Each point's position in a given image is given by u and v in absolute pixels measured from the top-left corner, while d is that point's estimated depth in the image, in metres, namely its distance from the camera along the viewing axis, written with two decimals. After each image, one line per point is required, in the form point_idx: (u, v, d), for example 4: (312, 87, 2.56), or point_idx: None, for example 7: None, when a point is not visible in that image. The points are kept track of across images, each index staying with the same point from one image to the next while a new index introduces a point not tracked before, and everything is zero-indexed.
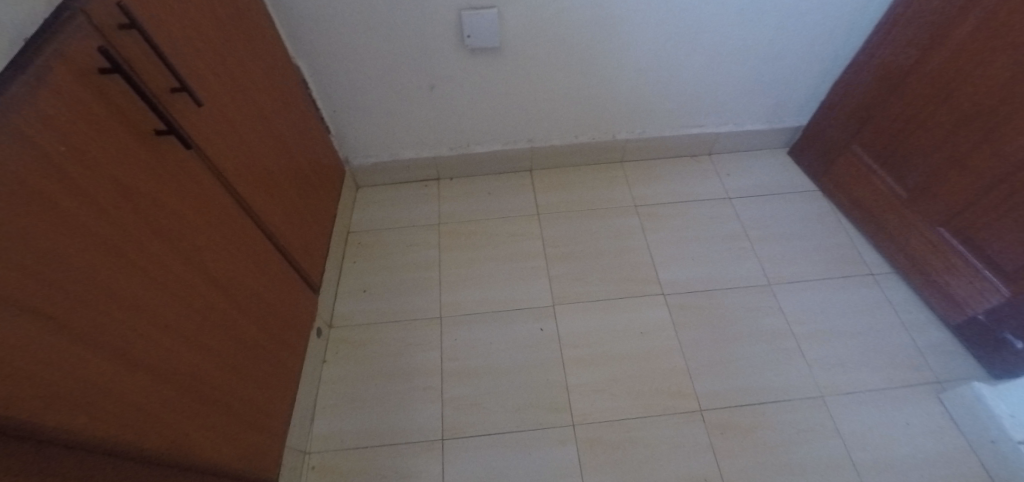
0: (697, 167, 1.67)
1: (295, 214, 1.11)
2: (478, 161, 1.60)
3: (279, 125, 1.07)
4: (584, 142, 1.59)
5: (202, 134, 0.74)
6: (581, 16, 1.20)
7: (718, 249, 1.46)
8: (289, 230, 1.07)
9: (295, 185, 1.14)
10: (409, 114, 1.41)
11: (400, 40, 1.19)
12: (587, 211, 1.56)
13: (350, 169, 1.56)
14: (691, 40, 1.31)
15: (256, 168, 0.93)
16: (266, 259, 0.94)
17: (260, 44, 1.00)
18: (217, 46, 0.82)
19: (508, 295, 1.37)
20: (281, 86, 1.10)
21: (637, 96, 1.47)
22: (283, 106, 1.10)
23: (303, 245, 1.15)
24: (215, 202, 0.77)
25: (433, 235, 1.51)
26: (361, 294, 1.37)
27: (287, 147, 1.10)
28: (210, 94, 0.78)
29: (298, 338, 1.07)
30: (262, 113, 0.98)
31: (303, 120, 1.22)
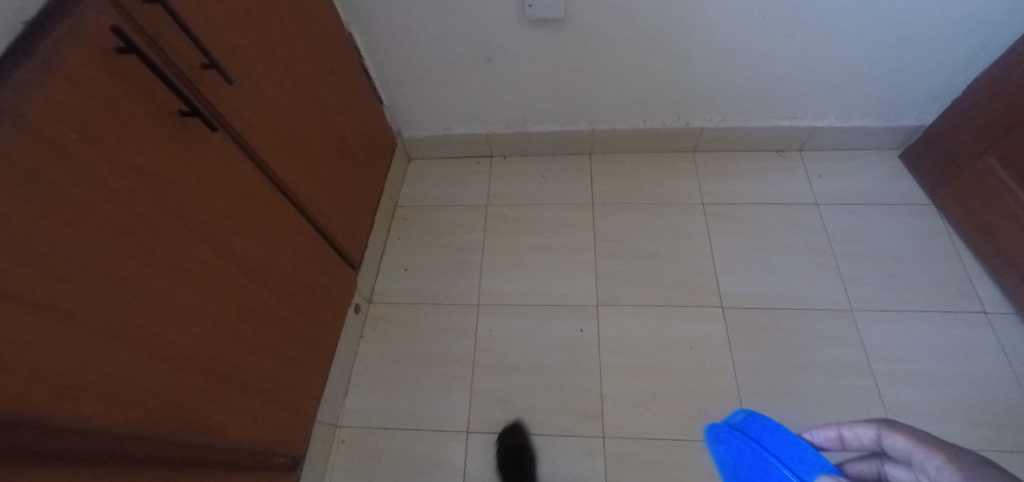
0: (783, 165, 1.46)
1: (335, 192, 1.10)
2: (534, 141, 1.50)
3: (323, 100, 1.03)
4: (652, 128, 1.43)
5: (232, 115, 0.72)
6: None
7: (795, 261, 1.28)
8: (328, 208, 1.06)
9: (338, 161, 1.12)
10: (462, 88, 1.33)
11: (456, 7, 1.08)
12: (647, 204, 1.42)
13: (402, 141, 1.52)
14: (797, 18, 1.09)
15: (294, 146, 0.91)
16: (302, 240, 0.94)
17: (308, 11, 0.96)
18: (257, 17, 0.77)
19: (551, 289, 1.30)
20: (329, 56, 1.06)
21: (721, 80, 1.27)
22: (329, 79, 1.06)
23: (344, 223, 1.14)
24: (246, 184, 0.75)
25: (480, 217, 1.45)
26: (402, 273, 1.37)
27: (331, 121, 1.07)
28: (245, 70, 0.75)
29: (332, 316, 1.09)
30: (305, 87, 0.95)
31: (352, 92, 1.18)
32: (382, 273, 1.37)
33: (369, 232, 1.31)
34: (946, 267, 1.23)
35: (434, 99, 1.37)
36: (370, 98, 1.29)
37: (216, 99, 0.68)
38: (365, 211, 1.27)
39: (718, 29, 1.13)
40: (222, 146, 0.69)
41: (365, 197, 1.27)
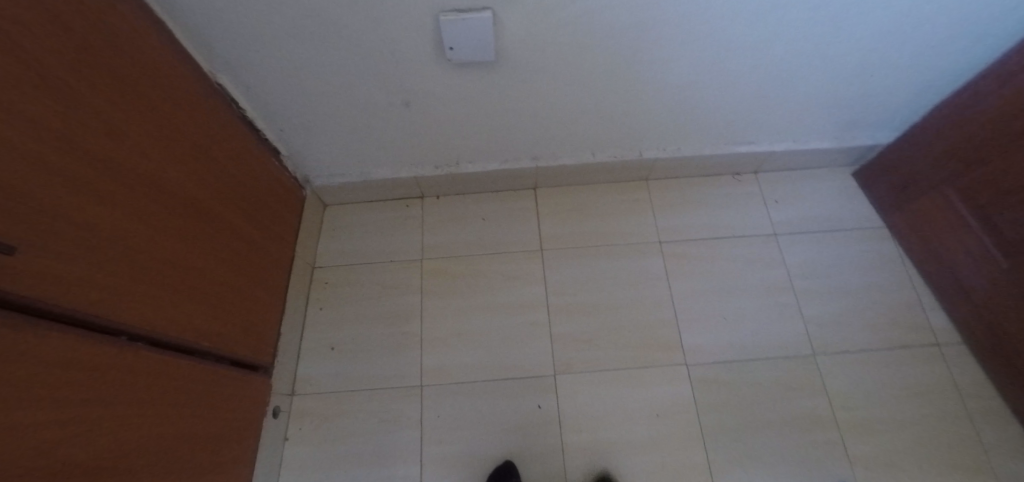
0: (740, 190, 1.37)
1: (227, 294, 0.87)
2: (472, 181, 1.31)
3: (202, 187, 0.79)
4: (603, 161, 1.28)
5: (35, 285, 0.49)
6: (606, 24, 0.86)
7: (757, 304, 1.21)
8: (216, 320, 0.83)
9: (229, 252, 0.88)
10: (382, 134, 1.10)
11: (359, 53, 0.85)
12: (602, 246, 1.29)
13: (311, 191, 1.27)
14: (761, 49, 0.96)
15: (156, 269, 0.68)
16: (179, 383, 0.73)
17: (156, 78, 0.69)
18: (63, 125, 0.52)
19: (503, 359, 1.16)
20: (203, 125, 0.80)
21: (677, 111, 1.13)
22: (208, 155, 0.81)
23: (244, 325, 0.93)
24: (64, 368, 0.53)
25: (415, 275, 1.27)
26: (329, 353, 1.18)
27: (213, 208, 0.82)
28: (56, 209, 0.51)
29: (239, 444, 0.90)
30: (169, 183, 0.71)
31: (243, 157, 0.93)
32: (305, 356, 1.18)
33: (279, 317, 1.09)
34: (901, 296, 1.21)
35: (348, 147, 1.14)
36: (266, 153, 1.04)
37: (4, 278, 0.45)
38: (272, 296, 1.05)
39: (675, 63, 0.98)
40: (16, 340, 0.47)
41: (271, 279, 1.04)
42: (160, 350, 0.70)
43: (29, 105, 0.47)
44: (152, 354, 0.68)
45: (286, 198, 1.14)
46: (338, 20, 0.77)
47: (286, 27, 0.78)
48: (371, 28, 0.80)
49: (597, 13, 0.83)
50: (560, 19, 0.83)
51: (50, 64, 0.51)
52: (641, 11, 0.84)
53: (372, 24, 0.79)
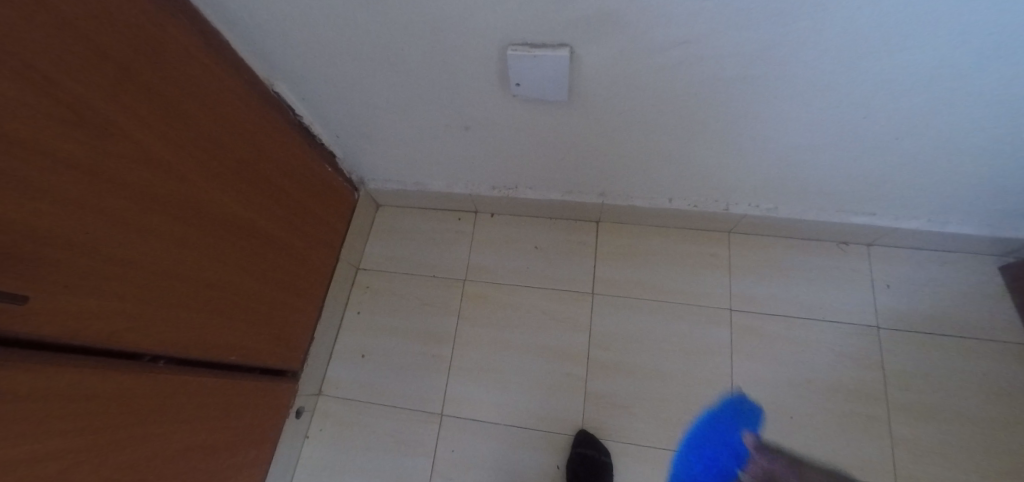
0: (844, 266, 1.14)
1: (262, 305, 0.87)
2: (529, 206, 1.22)
3: (253, 208, 0.80)
4: (679, 208, 1.12)
5: (66, 325, 0.50)
6: (714, 73, 0.69)
7: (834, 409, 1.01)
8: (248, 332, 0.84)
9: (268, 263, 0.88)
10: (435, 150, 1.05)
11: (419, 74, 0.79)
12: (660, 302, 1.15)
13: (364, 193, 1.30)
14: (910, 124, 0.75)
15: (201, 294, 0.70)
16: (212, 398, 0.75)
17: (209, 97, 0.67)
18: (98, 158, 0.50)
19: (530, 406, 1.09)
20: (259, 144, 0.80)
21: (781, 172, 0.94)
22: (261, 174, 0.81)
23: (278, 336, 0.95)
24: (83, 404, 0.52)
25: (455, 296, 1.24)
26: (359, 360, 1.20)
27: (256, 222, 0.81)
28: (97, 251, 0.52)
29: (260, 450, 0.93)
30: (219, 209, 0.71)
31: (296, 172, 0.93)
32: (337, 358, 1.21)
33: (314, 321, 1.12)
34: None
35: (398, 157, 1.11)
36: (319, 163, 1.03)
37: (28, 323, 0.46)
38: (308, 301, 1.07)
39: (787, 125, 0.80)
40: (45, 379, 0.48)
41: (308, 287, 1.06)
42: (189, 368, 0.70)
43: (73, 152, 0.48)
44: (182, 374, 0.68)
45: (333, 204, 1.14)
46: (397, 41, 0.71)
47: (341, 44, 0.74)
48: (430, 53, 0.73)
49: (702, 60, 0.67)
50: (652, 66, 0.70)
51: (104, 106, 0.50)
52: (754, 68, 0.67)
53: (432, 50, 0.72)
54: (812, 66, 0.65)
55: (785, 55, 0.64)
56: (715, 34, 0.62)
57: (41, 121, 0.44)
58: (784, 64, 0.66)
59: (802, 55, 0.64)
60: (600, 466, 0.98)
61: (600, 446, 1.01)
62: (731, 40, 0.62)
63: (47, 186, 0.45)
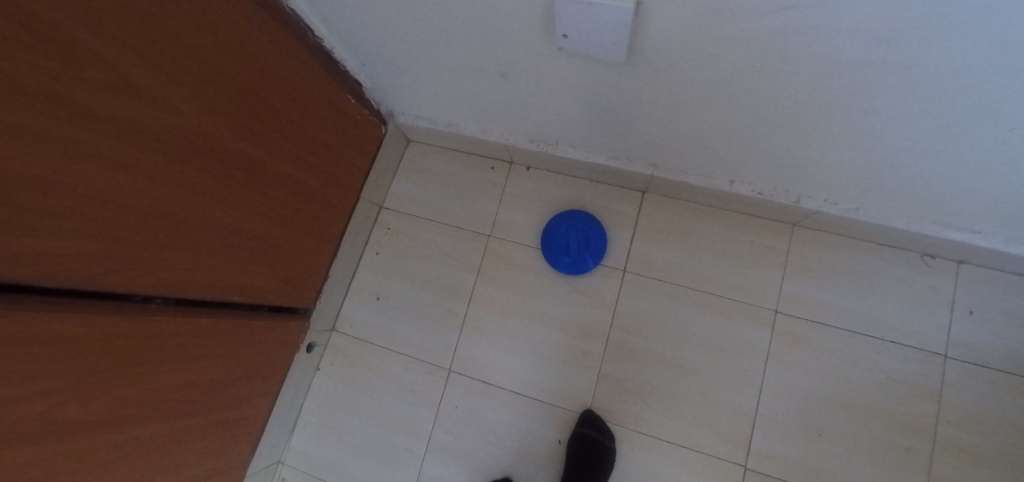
0: (924, 281, 0.97)
1: (265, 243, 0.85)
2: (568, 164, 1.09)
3: (250, 143, 0.74)
4: (739, 193, 0.96)
5: (47, 267, 0.49)
6: (821, 47, 0.52)
7: (870, 436, 0.92)
8: (250, 269, 0.83)
9: (273, 201, 0.84)
10: (464, 92, 0.93)
11: (445, 8, 0.66)
12: (697, 290, 1.04)
13: (393, 127, 1.20)
14: None
15: (194, 232, 0.68)
16: (210, 335, 0.77)
17: (203, 19, 0.59)
18: (81, 96, 0.45)
19: (540, 378, 1.07)
20: (261, 71, 0.72)
21: (878, 169, 0.77)
22: (262, 106, 0.74)
23: (283, 274, 0.94)
24: (75, 337, 0.53)
25: (477, 252, 1.17)
26: (373, 302, 1.19)
27: (256, 159, 0.76)
28: (73, 192, 0.48)
29: (262, 382, 0.97)
30: (215, 143, 0.67)
31: (305, 104, 0.86)
32: (354, 298, 1.20)
33: (330, 260, 1.10)
34: None
35: (427, 94, 1.01)
36: (334, 93, 0.94)
37: (13, 270, 0.45)
38: (322, 240, 1.05)
39: (907, 119, 0.62)
40: (28, 328, 0.47)
41: (322, 226, 1.03)
42: (180, 300, 0.71)
43: (55, 90, 0.42)
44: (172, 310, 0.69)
45: (354, 141, 1.06)
46: None
47: None
48: None
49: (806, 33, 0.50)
50: (739, 34, 0.53)
51: (74, 27, 0.43)
52: (883, 49, 0.50)
53: None
54: (962, 58, 0.48)
55: (933, 41, 0.46)
56: (834, 4, 0.45)
57: (21, 60, 0.38)
58: (925, 51, 0.48)
59: (958, 44, 0.46)
60: (604, 450, 0.96)
61: (606, 430, 0.99)
62: (860, 13, 0.45)
63: (32, 131, 0.41)
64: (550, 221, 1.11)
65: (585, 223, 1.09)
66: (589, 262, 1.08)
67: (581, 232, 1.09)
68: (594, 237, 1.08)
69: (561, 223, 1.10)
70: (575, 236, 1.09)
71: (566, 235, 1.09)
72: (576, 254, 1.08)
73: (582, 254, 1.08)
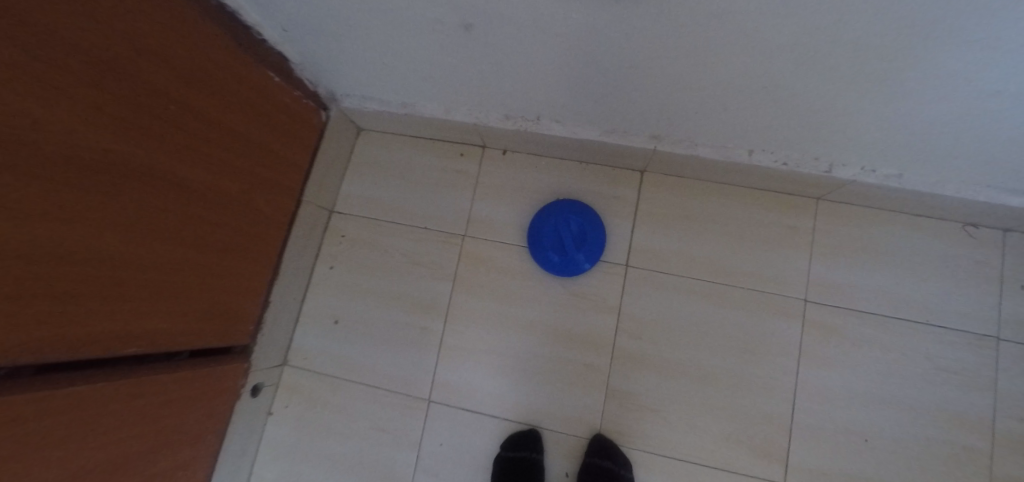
0: (967, 254, 0.84)
1: (174, 273, 0.65)
2: (552, 144, 0.91)
3: (127, 139, 0.51)
4: (760, 164, 0.79)
5: None
6: None
7: (922, 437, 0.80)
8: (156, 309, 0.63)
9: (183, 217, 0.64)
10: (419, 59, 0.73)
11: None
12: (713, 283, 0.89)
13: (338, 113, 0.98)
14: None
15: (62, 275, 0.47)
16: (115, 404, 0.57)
17: None
18: None
19: (538, 401, 0.90)
20: (138, 39, 0.51)
21: (944, 128, 0.61)
22: (135, 82, 0.51)
23: (202, 308, 0.73)
24: None
25: (451, 256, 0.98)
26: (331, 326, 0.99)
27: (150, 164, 0.55)
28: None
29: (192, 448, 0.76)
30: (84, 145, 0.46)
31: (211, 85, 0.64)
32: (308, 322, 1.00)
33: (269, 282, 0.89)
34: None
35: (373, 67, 0.81)
36: (245, 67, 0.71)
37: None
38: (254, 259, 0.83)
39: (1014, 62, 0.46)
40: None
41: (251, 241, 0.81)
42: (56, 370, 0.50)
43: None
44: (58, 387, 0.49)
45: (284, 131, 0.84)
46: None
47: None
48: None
49: None
50: None
51: None
52: None
53: None
54: None
55: None
56: None
57: None
58: None
59: None
60: None
61: (621, 459, 0.83)
62: None
63: None
64: (539, 213, 0.94)
65: (581, 215, 0.92)
66: (585, 260, 0.91)
67: (576, 225, 0.92)
68: (593, 230, 0.91)
69: (551, 216, 0.92)
70: (568, 230, 0.92)
71: (558, 229, 0.92)
72: (570, 251, 0.91)
73: (578, 250, 0.90)
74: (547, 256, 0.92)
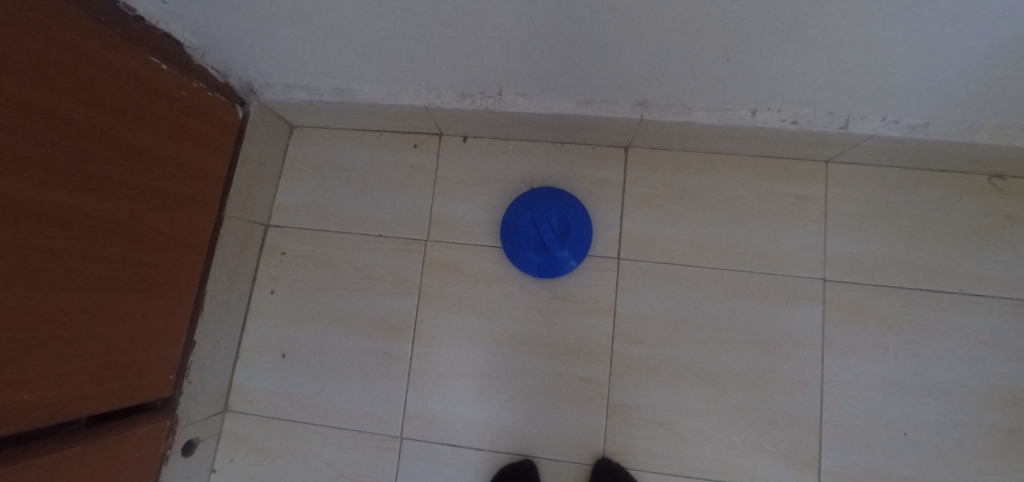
0: (996, 212, 0.74)
1: (44, 326, 0.49)
2: (519, 124, 0.77)
3: None
4: (764, 125, 0.67)
5: None
6: None
7: (967, 423, 0.70)
8: (22, 378, 0.47)
9: (46, 251, 0.48)
10: (343, 30, 0.58)
11: None
12: (718, 270, 0.77)
13: (261, 109, 0.82)
14: None
15: None
16: None
17: None
18: None
19: (529, 426, 0.77)
20: None
21: (1002, 67, 0.49)
22: None
23: (97, 363, 0.57)
24: None
25: (413, 266, 0.84)
26: (279, 361, 0.84)
27: None
28: None
29: None
30: None
31: (65, 70, 0.48)
32: (251, 359, 0.85)
33: (190, 319, 0.73)
34: None
35: (289, 46, 0.64)
36: (111, 50, 0.53)
37: None
38: (165, 295, 0.67)
39: None
40: None
41: (157, 272, 0.65)
42: None
43: None
44: None
45: (187, 133, 0.67)
46: None
47: None
48: None
49: None
50: None
51: None
52: None
53: None
54: None
55: None
56: None
57: None
58: None
59: None
60: None
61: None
62: None
63: None
64: (512, 207, 0.80)
65: (563, 206, 0.78)
66: (569, 259, 0.77)
67: (557, 218, 0.78)
68: (576, 221, 0.78)
69: (525, 209, 0.79)
70: (549, 223, 0.78)
71: (536, 223, 0.78)
72: (551, 248, 0.77)
73: (560, 247, 0.77)
74: (524, 255, 0.78)
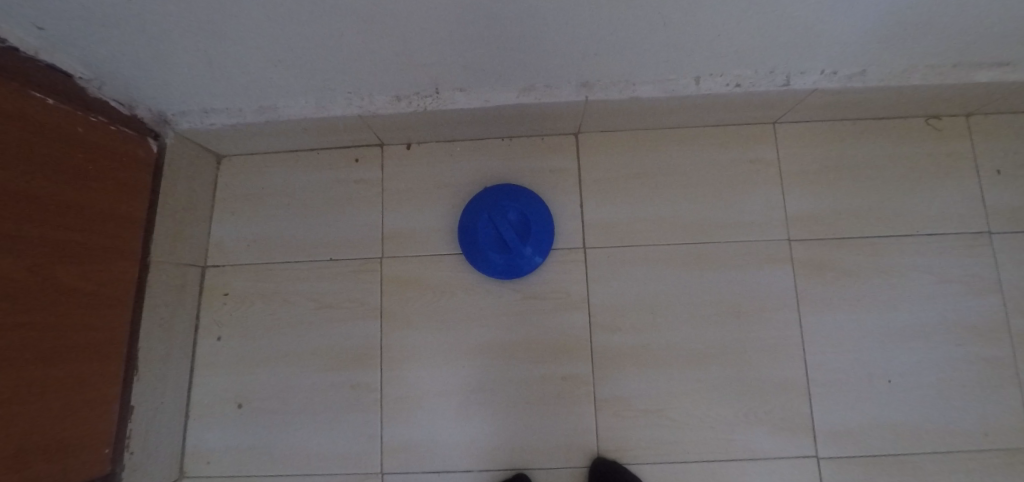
0: (937, 152, 0.76)
1: None
2: (463, 121, 0.73)
3: None
4: (709, 93, 0.66)
5: None
6: None
7: (943, 360, 0.71)
8: None
9: None
10: (254, 42, 0.52)
11: None
12: (684, 246, 0.75)
13: (179, 140, 0.74)
14: None
15: None
16: None
17: None
18: None
19: (516, 436, 0.72)
20: None
21: (937, 8, 0.49)
22: None
23: (23, 450, 0.49)
24: None
25: (371, 286, 0.78)
26: (236, 413, 0.76)
27: None
28: None
29: None
30: None
31: None
32: (204, 415, 0.77)
33: (121, 382, 0.65)
34: None
35: (198, 68, 0.58)
36: None
37: None
38: (89, 360, 0.59)
39: None
40: None
41: (76, 336, 0.57)
42: None
43: None
44: None
45: (92, 174, 0.59)
46: None
47: None
48: None
49: None
50: None
51: None
52: None
53: None
54: None
55: None
56: None
57: None
58: None
59: None
60: None
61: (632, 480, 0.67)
62: None
63: None
64: (467, 209, 0.76)
65: (520, 201, 0.75)
66: (534, 256, 0.73)
67: (515, 214, 0.75)
68: (536, 217, 0.74)
69: (481, 210, 0.75)
70: (507, 221, 0.74)
71: (494, 222, 0.74)
72: (513, 247, 0.73)
73: (523, 244, 0.73)
74: (487, 259, 0.74)
